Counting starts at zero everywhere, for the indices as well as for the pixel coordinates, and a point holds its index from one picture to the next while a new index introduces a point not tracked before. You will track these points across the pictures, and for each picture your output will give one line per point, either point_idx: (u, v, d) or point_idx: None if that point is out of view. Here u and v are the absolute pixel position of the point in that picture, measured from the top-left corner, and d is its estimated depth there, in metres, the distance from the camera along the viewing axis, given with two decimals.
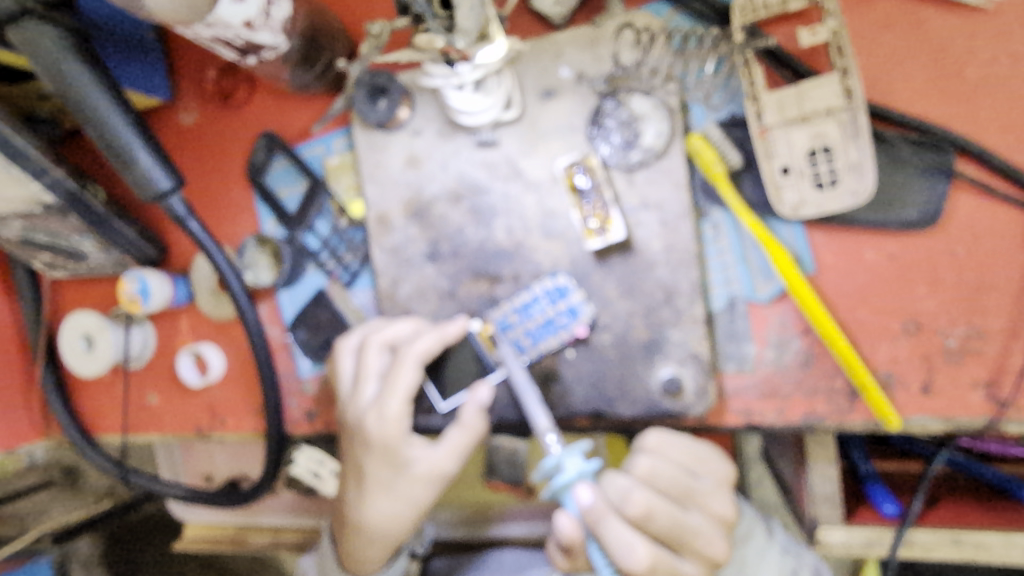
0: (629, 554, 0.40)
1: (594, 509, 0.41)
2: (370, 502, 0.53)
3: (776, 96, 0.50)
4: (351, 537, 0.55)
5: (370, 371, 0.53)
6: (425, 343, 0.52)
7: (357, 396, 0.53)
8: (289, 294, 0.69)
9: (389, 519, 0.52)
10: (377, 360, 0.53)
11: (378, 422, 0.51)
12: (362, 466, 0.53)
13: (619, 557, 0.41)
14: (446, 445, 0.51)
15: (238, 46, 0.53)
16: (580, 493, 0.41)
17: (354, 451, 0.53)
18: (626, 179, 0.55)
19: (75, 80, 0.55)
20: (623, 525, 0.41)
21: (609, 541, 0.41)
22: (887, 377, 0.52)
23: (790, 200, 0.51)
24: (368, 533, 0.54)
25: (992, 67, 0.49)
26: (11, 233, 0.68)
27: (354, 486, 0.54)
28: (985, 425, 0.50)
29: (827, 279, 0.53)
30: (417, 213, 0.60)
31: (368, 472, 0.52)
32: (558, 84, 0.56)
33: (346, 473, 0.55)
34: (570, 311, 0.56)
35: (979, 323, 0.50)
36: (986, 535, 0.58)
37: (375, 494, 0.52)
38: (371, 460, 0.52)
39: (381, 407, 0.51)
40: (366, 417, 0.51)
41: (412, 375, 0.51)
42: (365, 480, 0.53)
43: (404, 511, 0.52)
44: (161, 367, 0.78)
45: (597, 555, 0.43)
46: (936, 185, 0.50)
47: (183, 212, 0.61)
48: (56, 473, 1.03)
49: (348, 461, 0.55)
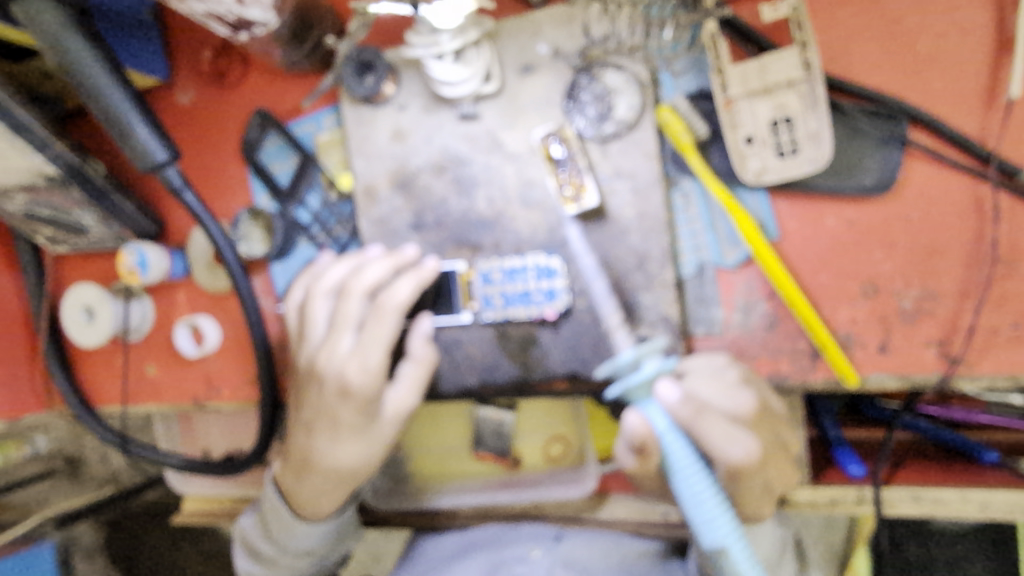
0: (741, 448, 0.45)
1: (682, 401, 0.45)
2: (340, 445, 0.57)
3: (739, 69, 0.53)
4: (310, 478, 0.60)
5: (349, 320, 0.55)
6: (403, 292, 0.55)
7: (333, 343, 0.56)
8: (282, 267, 0.72)
9: (359, 459, 0.58)
10: (356, 309, 0.56)
11: (358, 370, 0.55)
12: (336, 413, 0.56)
13: (725, 450, 0.45)
14: (404, 381, 0.58)
15: (231, 22, 0.56)
16: (665, 387, 0.45)
17: (323, 398, 0.56)
18: (600, 150, 0.58)
19: (76, 56, 0.57)
20: (725, 422, 0.46)
21: (710, 435, 0.45)
22: (846, 337, 0.54)
23: (753, 167, 0.53)
24: (327, 470, 0.58)
25: (943, 40, 0.51)
26: (16, 207, 0.71)
27: (322, 434, 0.57)
28: (938, 382, 0.52)
29: (790, 245, 0.55)
30: (402, 185, 0.63)
31: (342, 420, 0.56)
32: (536, 60, 0.58)
33: (311, 420, 0.58)
34: (548, 293, 0.58)
35: (932, 285, 0.52)
36: (943, 491, 0.60)
37: (346, 437, 0.57)
38: (345, 406, 0.56)
39: (364, 357, 0.55)
40: (347, 367, 0.54)
41: (390, 322, 0.55)
42: (336, 425, 0.57)
43: (371, 449, 0.58)
44: (159, 339, 0.81)
45: (677, 450, 0.44)
46: (892, 153, 0.52)
47: (179, 183, 0.63)
48: (57, 462, 1.14)
49: (311, 408, 0.57)
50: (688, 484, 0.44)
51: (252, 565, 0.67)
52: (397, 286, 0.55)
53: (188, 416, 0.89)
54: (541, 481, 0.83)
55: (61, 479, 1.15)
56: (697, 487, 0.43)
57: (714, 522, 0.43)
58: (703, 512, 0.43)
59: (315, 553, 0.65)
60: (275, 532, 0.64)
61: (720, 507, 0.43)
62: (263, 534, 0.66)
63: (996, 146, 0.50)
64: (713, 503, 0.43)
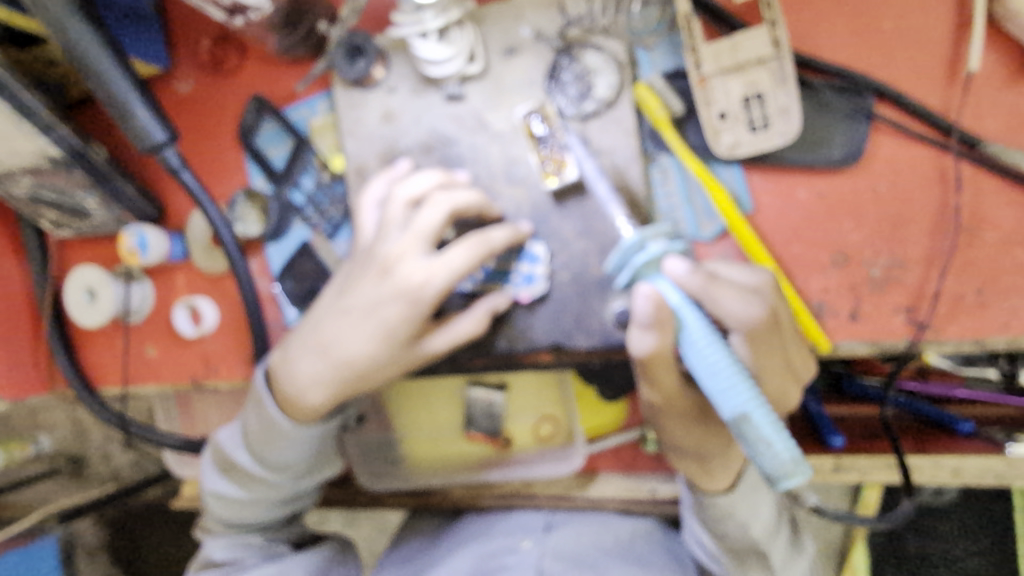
0: (750, 311, 0.45)
1: (693, 273, 0.44)
2: (365, 344, 0.56)
3: (712, 48, 0.55)
4: (312, 377, 0.58)
5: (429, 231, 0.55)
6: (498, 235, 0.56)
7: (406, 249, 0.55)
8: (277, 248, 0.74)
9: (374, 369, 0.57)
10: (439, 225, 0.55)
11: (409, 268, 0.54)
12: (382, 311, 0.55)
13: (735, 312, 0.45)
14: (452, 331, 0.57)
15: (226, 6, 0.59)
16: (671, 263, 0.44)
17: (378, 291, 0.55)
18: (581, 127, 0.60)
19: (79, 39, 0.60)
20: (737, 296, 0.45)
21: (723, 299, 0.45)
22: (818, 306, 0.56)
23: (727, 141, 0.55)
24: (342, 369, 0.57)
25: (906, 19, 0.53)
26: (21, 190, 0.74)
27: (354, 324, 0.56)
28: (907, 347, 0.54)
29: (764, 218, 0.57)
30: (392, 164, 0.65)
31: (378, 315, 0.55)
32: (519, 42, 0.61)
33: (349, 308, 0.56)
34: (526, 278, 0.61)
35: (899, 254, 0.54)
36: (918, 458, 0.61)
37: (374, 339, 0.55)
38: (396, 309, 0.55)
39: (435, 274, 0.54)
40: (416, 275, 0.54)
41: (475, 255, 0.54)
42: (375, 325, 0.55)
43: (390, 366, 0.57)
44: (159, 320, 0.83)
45: (691, 316, 0.43)
46: (858, 128, 0.54)
47: (177, 164, 0.67)
48: (60, 461, 1.26)
49: (357, 298, 0.56)
50: (701, 354, 0.42)
51: (225, 477, 0.67)
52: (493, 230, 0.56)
53: (186, 398, 0.92)
54: (534, 459, 0.84)
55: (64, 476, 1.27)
56: (711, 357, 0.41)
57: (730, 390, 0.40)
58: (716, 382, 0.41)
59: (290, 468, 0.65)
60: (260, 440, 0.63)
61: (739, 376, 0.41)
62: (241, 443, 0.66)
63: (958, 118, 0.52)
64: (728, 365, 0.41)
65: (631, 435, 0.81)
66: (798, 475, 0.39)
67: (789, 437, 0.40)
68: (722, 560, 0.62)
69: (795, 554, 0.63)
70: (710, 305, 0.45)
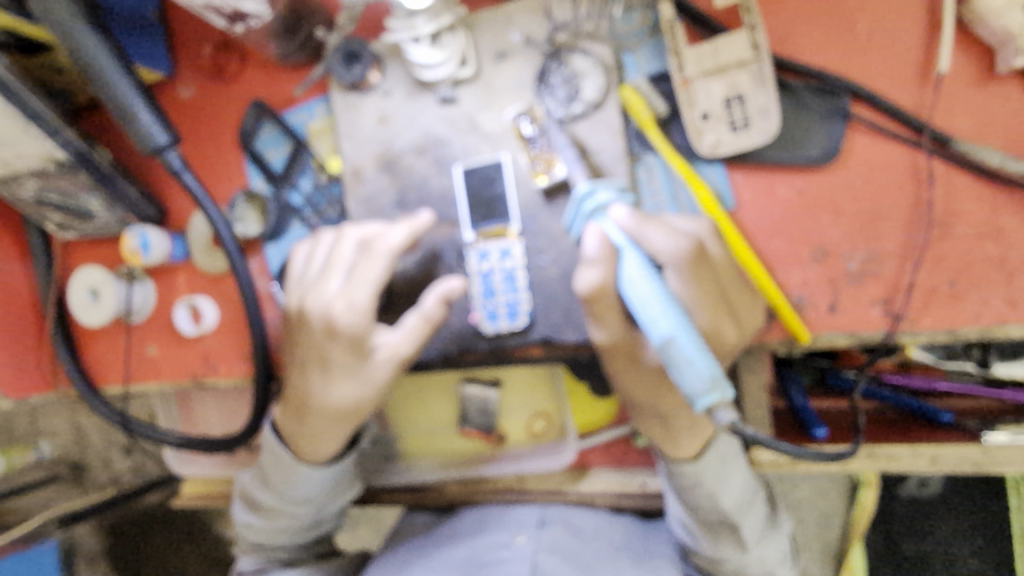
0: (681, 246, 0.52)
1: (632, 220, 0.52)
2: (331, 386, 0.62)
3: (694, 51, 0.57)
4: (312, 421, 0.64)
5: (336, 262, 0.61)
6: (396, 237, 0.60)
7: (323, 285, 0.62)
8: (276, 247, 0.76)
9: (354, 407, 0.63)
10: (343, 252, 0.62)
11: (344, 307, 0.60)
12: (326, 352, 0.61)
13: (665, 250, 0.52)
14: (404, 329, 0.60)
15: (227, 14, 0.61)
16: (614, 210, 0.53)
17: (312, 336, 0.61)
18: (570, 128, 0.62)
19: (84, 45, 0.62)
20: (668, 235, 0.52)
21: (654, 239, 0.52)
22: (798, 299, 0.58)
23: (709, 141, 0.58)
24: (326, 415, 0.63)
25: (879, 23, 0.55)
26: (26, 192, 0.76)
27: (315, 373, 0.63)
28: (884, 338, 0.56)
29: (746, 214, 0.59)
30: (387, 165, 0.68)
31: (330, 361, 0.62)
32: (509, 47, 0.63)
33: (304, 363, 0.63)
34: (510, 310, 0.63)
35: (875, 248, 0.56)
36: (895, 447, 0.62)
37: (339, 378, 0.62)
38: (334, 345, 0.61)
39: (349, 296, 0.60)
40: (333, 305, 0.60)
41: (378, 263, 0.60)
42: (330, 366, 0.62)
43: (367, 391, 0.62)
44: (160, 319, 0.85)
45: (628, 255, 0.50)
46: (834, 127, 0.56)
47: (179, 166, 0.69)
48: (62, 468, 1.28)
49: (304, 346, 0.63)
50: (634, 287, 0.48)
51: (251, 514, 0.73)
52: (388, 232, 0.60)
53: (186, 397, 0.93)
54: (528, 454, 0.86)
55: (67, 484, 1.28)
56: (641, 289, 0.47)
57: (651, 315, 0.46)
58: (646, 312, 0.46)
59: (312, 501, 0.71)
60: (273, 474, 0.69)
61: (670, 303, 0.46)
62: (262, 485, 0.72)
63: (930, 117, 0.55)
64: (654, 294, 0.47)
65: (620, 431, 0.83)
66: (718, 392, 0.41)
67: (711, 358, 0.42)
68: (693, 531, 0.67)
69: (770, 533, 0.68)
70: (641, 243, 0.52)
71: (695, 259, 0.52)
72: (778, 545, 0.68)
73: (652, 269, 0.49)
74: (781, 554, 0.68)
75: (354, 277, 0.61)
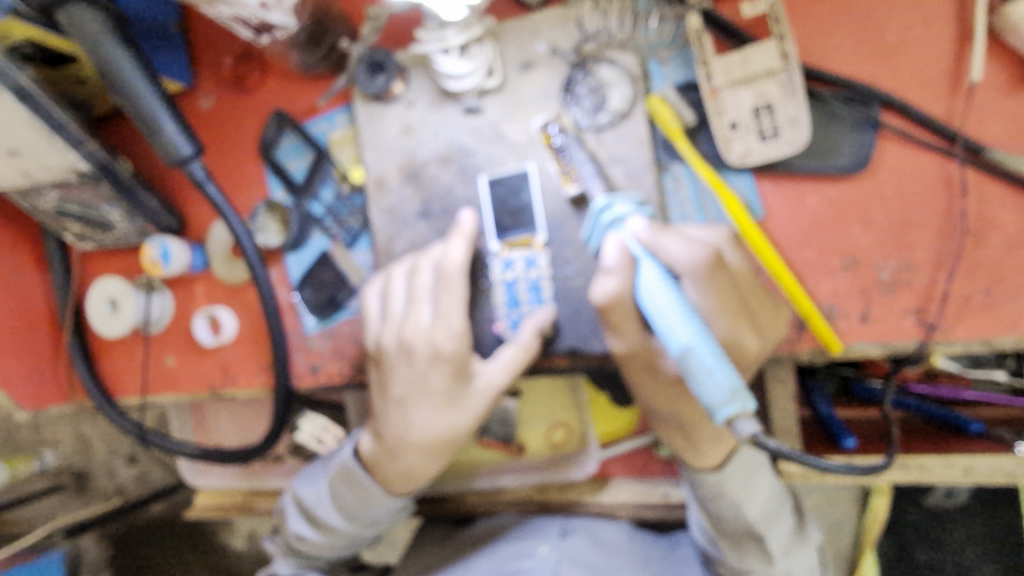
0: (698, 254, 0.52)
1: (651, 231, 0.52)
2: (431, 417, 0.62)
3: (722, 62, 0.57)
4: (407, 454, 0.65)
5: (423, 293, 0.62)
6: (458, 253, 0.61)
7: (414, 316, 0.62)
8: (296, 257, 0.76)
9: (450, 435, 0.63)
10: (427, 282, 0.62)
11: (445, 336, 0.60)
12: (430, 382, 0.62)
13: (682, 259, 0.51)
14: (501, 361, 0.61)
15: (254, 25, 0.61)
16: (631, 220, 0.53)
17: (415, 367, 0.62)
18: (596, 138, 0.62)
19: (111, 58, 0.62)
20: (683, 243, 0.52)
21: (671, 249, 0.52)
22: (829, 309, 0.58)
23: (738, 150, 0.57)
24: (423, 446, 0.64)
25: (909, 33, 0.55)
26: (47, 203, 0.76)
27: (417, 406, 0.63)
28: (917, 347, 0.56)
29: (774, 224, 0.59)
30: (411, 175, 0.67)
31: (434, 391, 0.62)
32: (535, 57, 0.63)
33: (402, 398, 0.63)
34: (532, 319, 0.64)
35: (907, 257, 0.56)
36: (928, 458, 0.62)
37: (440, 409, 0.62)
38: (439, 374, 0.61)
39: (447, 323, 0.60)
40: (434, 335, 0.61)
41: (457, 283, 0.60)
42: (430, 398, 0.62)
43: (464, 421, 0.63)
44: (178, 330, 0.84)
45: (645, 265, 0.50)
46: (864, 136, 0.56)
47: (202, 176, 0.69)
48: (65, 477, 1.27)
49: (401, 382, 0.63)
50: (652, 297, 0.47)
51: (308, 528, 0.72)
52: (451, 250, 0.61)
53: (201, 408, 0.93)
54: (549, 464, 0.85)
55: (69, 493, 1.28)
56: (659, 298, 0.47)
57: (669, 325, 0.45)
58: (663, 322, 0.46)
59: (380, 523, 0.71)
60: (354, 505, 0.69)
61: (687, 311, 0.46)
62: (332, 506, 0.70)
63: (961, 126, 0.54)
64: (671, 303, 0.46)
65: (643, 441, 0.82)
66: (738, 403, 0.39)
67: (728, 368, 0.41)
68: (717, 541, 0.67)
69: (797, 545, 0.68)
70: (658, 254, 0.51)
71: (712, 267, 0.51)
72: (805, 557, 0.67)
73: (670, 279, 0.49)
74: (810, 562, 0.68)
75: (445, 310, 0.61)
